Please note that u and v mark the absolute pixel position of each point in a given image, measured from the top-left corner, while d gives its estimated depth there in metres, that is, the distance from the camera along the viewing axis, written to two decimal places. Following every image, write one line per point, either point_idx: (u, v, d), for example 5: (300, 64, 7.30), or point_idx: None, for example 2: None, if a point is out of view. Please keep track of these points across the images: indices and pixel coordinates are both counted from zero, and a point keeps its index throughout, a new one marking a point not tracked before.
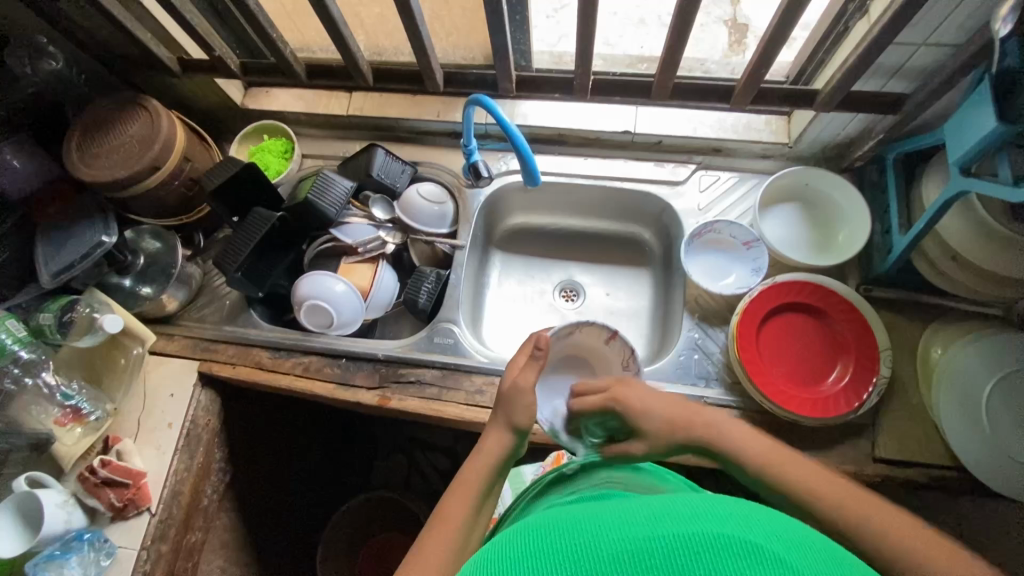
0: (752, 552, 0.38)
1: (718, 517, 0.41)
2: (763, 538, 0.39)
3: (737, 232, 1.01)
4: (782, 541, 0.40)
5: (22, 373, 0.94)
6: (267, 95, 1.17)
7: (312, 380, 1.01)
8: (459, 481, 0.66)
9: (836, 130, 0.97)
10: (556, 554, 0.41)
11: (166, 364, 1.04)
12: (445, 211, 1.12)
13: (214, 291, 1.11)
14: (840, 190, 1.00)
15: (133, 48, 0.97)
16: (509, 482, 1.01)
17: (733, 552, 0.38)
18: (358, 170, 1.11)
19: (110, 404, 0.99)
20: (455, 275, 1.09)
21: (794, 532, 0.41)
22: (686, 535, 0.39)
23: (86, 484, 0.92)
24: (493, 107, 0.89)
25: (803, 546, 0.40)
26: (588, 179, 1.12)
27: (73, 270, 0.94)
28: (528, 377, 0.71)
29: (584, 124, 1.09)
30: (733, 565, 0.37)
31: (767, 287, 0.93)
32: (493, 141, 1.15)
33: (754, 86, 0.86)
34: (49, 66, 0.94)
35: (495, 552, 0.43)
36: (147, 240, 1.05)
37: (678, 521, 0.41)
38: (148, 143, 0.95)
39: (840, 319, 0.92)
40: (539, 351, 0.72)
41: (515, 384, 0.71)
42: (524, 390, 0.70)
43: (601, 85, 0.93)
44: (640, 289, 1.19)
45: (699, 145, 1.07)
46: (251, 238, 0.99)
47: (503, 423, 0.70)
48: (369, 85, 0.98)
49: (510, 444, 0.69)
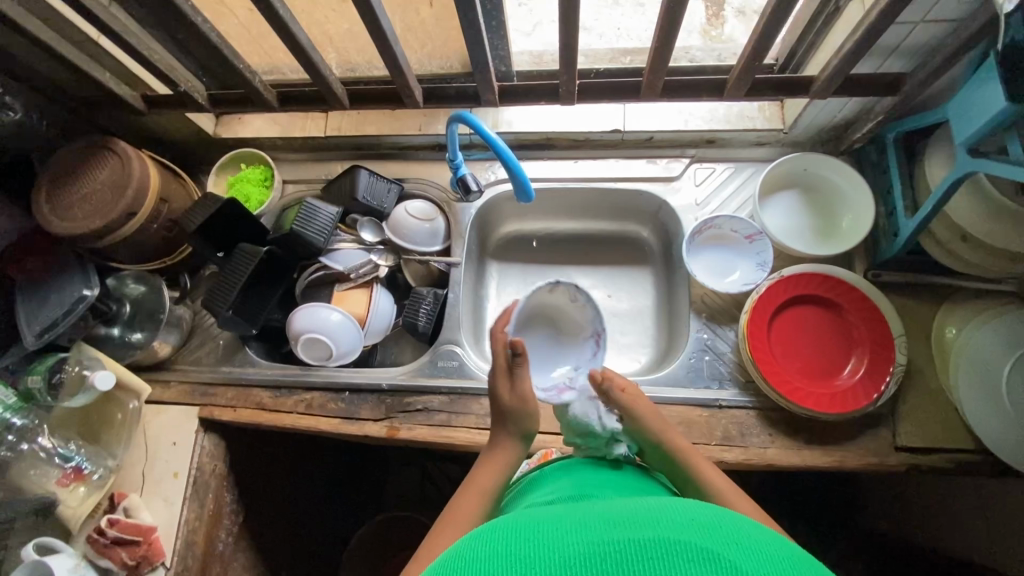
0: (705, 557, 0.39)
1: (672, 523, 0.42)
2: (719, 545, 0.40)
3: (739, 225, 0.99)
4: (733, 545, 0.40)
5: (18, 439, 0.91)
6: (240, 122, 1.12)
7: (317, 416, 0.99)
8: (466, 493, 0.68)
9: (831, 114, 0.94)
10: (511, 553, 0.41)
11: (165, 412, 1.01)
12: (436, 227, 1.08)
13: (207, 331, 1.07)
14: (840, 172, 0.97)
15: (94, 90, 0.92)
16: None
17: (685, 557, 0.39)
18: (342, 194, 1.07)
19: (111, 460, 0.96)
20: (453, 293, 1.06)
21: (742, 532, 0.42)
22: (641, 540, 0.40)
23: (96, 545, 0.89)
24: (476, 122, 0.85)
25: (753, 549, 0.40)
26: (579, 182, 1.08)
27: (57, 327, 0.90)
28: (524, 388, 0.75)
29: (571, 126, 1.05)
30: (681, 568, 0.38)
31: (775, 281, 0.91)
32: (479, 150, 1.11)
33: (749, 77, 0.81)
34: (9, 117, 0.89)
35: (455, 555, 0.44)
36: (130, 285, 1.02)
37: (631, 526, 0.42)
38: (120, 189, 0.91)
39: (852, 308, 0.90)
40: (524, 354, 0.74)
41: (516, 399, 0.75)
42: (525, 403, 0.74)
43: (588, 89, 0.87)
44: (642, 288, 1.16)
45: (691, 137, 1.04)
46: (239, 276, 0.96)
47: (513, 434, 0.75)
48: (345, 107, 0.93)
49: (519, 450, 0.75)
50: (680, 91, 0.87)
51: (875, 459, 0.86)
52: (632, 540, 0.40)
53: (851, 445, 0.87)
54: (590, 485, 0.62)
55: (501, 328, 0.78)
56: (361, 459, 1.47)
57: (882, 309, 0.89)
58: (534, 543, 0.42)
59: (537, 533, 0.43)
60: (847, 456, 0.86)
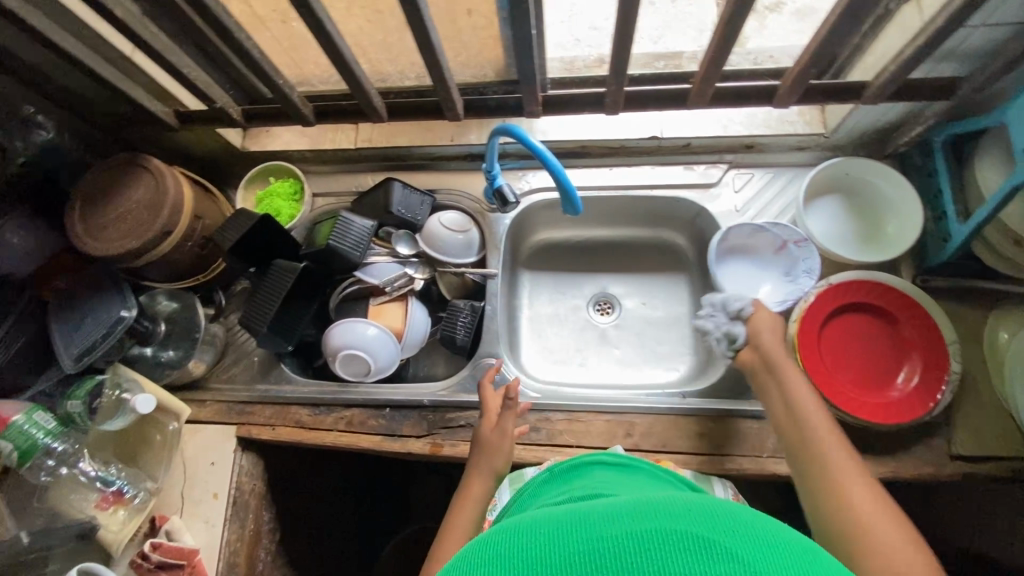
0: (706, 548, 0.35)
1: (676, 513, 0.38)
2: (717, 532, 0.36)
3: (761, 238, 0.99)
4: (744, 538, 0.36)
5: (57, 464, 0.90)
6: (267, 135, 1.11)
7: (358, 433, 0.97)
8: (448, 531, 0.75)
9: (876, 118, 0.93)
10: (496, 553, 0.38)
11: (202, 432, 1.00)
12: (471, 238, 1.06)
13: (241, 348, 1.06)
14: (883, 176, 0.95)
15: (126, 107, 0.91)
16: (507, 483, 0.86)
17: (680, 546, 0.35)
18: (375, 206, 1.05)
19: (150, 482, 0.94)
20: (490, 306, 1.05)
21: (754, 523, 0.37)
22: (629, 536, 0.36)
23: (140, 569, 0.88)
24: (522, 134, 0.84)
25: (767, 544, 0.36)
26: (614, 190, 1.05)
27: (95, 350, 0.89)
28: (503, 428, 0.86)
29: (606, 133, 1.03)
30: (678, 561, 0.34)
31: (824, 290, 0.90)
32: (511, 160, 1.10)
33: (802, 84, 0.79)
34: (39, 136, 0.89)
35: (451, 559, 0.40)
36: (162, 302, 1.01)
37: (632, 517, 0.38)
38: (156, 208, 0.89)
39: (904, 315, 0.89)
40: (511, 399, 0.88)
41: (493, 436, 0.86)
42: (502, 441, 0.85)
43: (634, 97, 0.85)
44: (677, 295, 1.15)
45: (730, 143, 1.02)
46: (276, 294, 0.94)
47: (487, 470, 0.83)
48: (383, 120, 0.92)
49: (493, 483, 0.82)
50: (728, 97, 0.85)
51: (931, 468, 0.85)
52: (624, 535, 0.36)
53: (906, 454, 0.86)
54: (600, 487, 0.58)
55: (486, 380, 0.93)
56: (390, 470, 1.45)
57: (933, 316, 0.88)
58: (519, 543, 0.38)
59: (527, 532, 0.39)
60: (902, 466, 0.85)
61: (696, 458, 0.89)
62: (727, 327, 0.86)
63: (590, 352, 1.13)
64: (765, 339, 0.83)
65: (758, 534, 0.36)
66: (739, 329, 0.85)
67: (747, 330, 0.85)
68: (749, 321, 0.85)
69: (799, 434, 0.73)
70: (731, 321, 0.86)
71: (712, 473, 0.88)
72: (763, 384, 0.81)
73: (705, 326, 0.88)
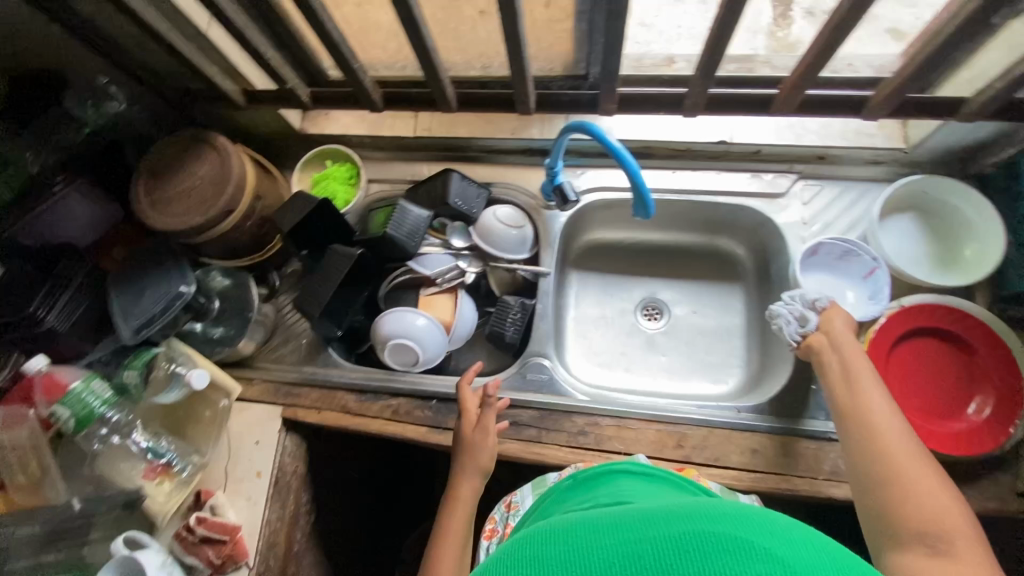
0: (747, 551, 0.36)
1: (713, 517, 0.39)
2: (756, 535, 0.37)
3: (852, 260, 0.93)
4: (782, 542, 0.37)
5: (110, 433, 0.90)
6: (327, 118, 1.10)
7: (403, 424, 0.97)
8: (442, 540, 0.80)
9: (963, 136, 0.89)
10: (535, 552, 0.39)
11: (249, 410, 1.00)
12: (525, 234, 1.05)
13: (289, 329, 1.06)
14: (962, 197, 0.91)
15: (197, 82, 0.91)
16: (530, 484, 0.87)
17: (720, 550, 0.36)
18: (432, 196, 1.04)
19: (197, 456, 0.95)
20: (542, 304, 1.03)
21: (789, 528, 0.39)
22: (668, 539, 0.37)
23: (183, 542, 0.88)
24: (601, 134, 0.81)
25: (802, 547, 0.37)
26: (675, 194, 1.03)
27: (152, 325, 0.90)
28: (486, 428, 0.89)
29: (673, 136, 1.01)
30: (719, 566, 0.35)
31: (896, 312, 0.87)
32: (571, 157, 1.08)
33: (897, 96, 0.77)
34: (111, 107, 0.90)
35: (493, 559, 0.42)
36: (216, 278, 1.00)
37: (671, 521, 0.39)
38: (220, 186, 0.89)
39: (978, 344, 0.85)
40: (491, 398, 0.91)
41: (476, 437, 0.88)
42: (485, 440, 0.88)
43: (716, 101, 0.83)
44: (730, 306, 1.12)
45: (802, 152, 0.99)
46: (332, 279, 0.94)
47: (472, 467, 0.86)
48: (453, 110, 0.92)
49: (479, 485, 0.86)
50: (813, 106, 0.82)
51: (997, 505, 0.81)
52: (661, 539, 0.37)
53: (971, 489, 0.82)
54: (627, 494, 0.59)
55: (467, 380, 0.94)
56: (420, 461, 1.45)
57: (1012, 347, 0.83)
58: (560, 546, 0.39)
59: (566, 536, 0.40)
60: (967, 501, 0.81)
61: (747, 475, 0.87)
62: (800, 314, 0.85)
63: (636, 357, 1.11)
64: (841, 333, 0.80)
65: (800, 543, 0.37)
66: (813, 319, 0.84)
67: (819, 321, 0.84)
68: (824, 313, 0.84)
69: (860, 417, 0.69)
70: (806, 309, 0.85)
71: (763, 492, 0.86)
72: (829, 373, 0.77)
73: (777, 309, 0.87)
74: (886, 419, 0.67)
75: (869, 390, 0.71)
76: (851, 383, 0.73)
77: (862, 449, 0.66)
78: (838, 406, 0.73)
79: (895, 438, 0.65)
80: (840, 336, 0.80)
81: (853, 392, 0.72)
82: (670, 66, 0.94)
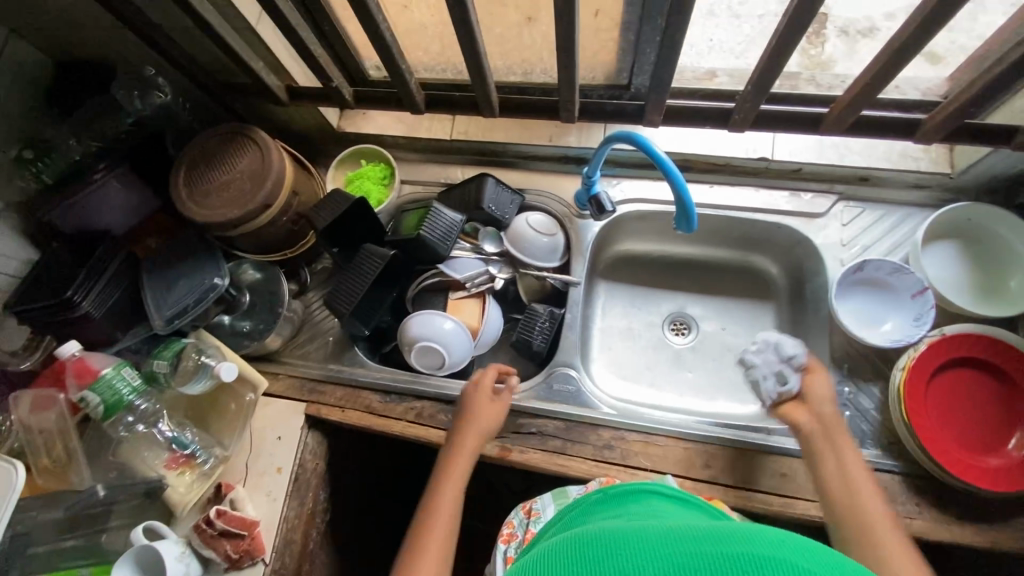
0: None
1: (764, 540, 0.37)
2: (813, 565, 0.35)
3: (902, 278, 0.90)
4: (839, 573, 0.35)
5: (136, 420, 0.91)
6: (364, 118, 1.11)
7: (426, 427, 0.96)
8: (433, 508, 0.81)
9: (1014, 164, 0.87)
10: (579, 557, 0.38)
11: (272, 405, 1.00)
12: (556, 242, 1.03)
13: (316, 326, 1.06)
14: (1009, 226, 0.89)
15: (242, 76, 0.91)
16: (551, 494, 0.86)
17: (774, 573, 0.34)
18: (465, 200, 1.04)
19: (219, 449, 0.95)
20: (570, 314, 1.02)
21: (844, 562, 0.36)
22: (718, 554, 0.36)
23: (203, 535, 0.86)
24: (647, 144, 0.80)
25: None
26: (710, 210, 1.01)
27: (185, 315, 0.91)
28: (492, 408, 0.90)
29: (711, 150, 1.00)
30: None
31: (937, 340, 0.84)
32: (607, 167, 1.07)
33: (953, 122, 0.76)
34: (157, 98, 0.90)
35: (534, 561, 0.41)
36: (248, 270, 1.01)
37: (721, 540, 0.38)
38: (259, 180, 0.89)
39: (1022, 377, 0.82)
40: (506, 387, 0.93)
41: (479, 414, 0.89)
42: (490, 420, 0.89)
43: (763, 117, 0.83)
44: (760, 325, 1.10)
45: (845, 174, 0.97)
46: (364, 277, 0.94)
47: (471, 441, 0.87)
48: (494, 114, 0.90)
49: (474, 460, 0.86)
50: (863, 126, 0.81)
51: None
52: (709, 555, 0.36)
53: (1014, 527, 0.79)
54: (662, 513, 0.56)
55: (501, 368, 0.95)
56: None
57: None
58: (602, 550, 0.38)
59: (609, 541, 0.39)
60: (1009, 539, 0.79)
61: (776, 500, 0.85)
62: (779, 370, 0.84)
63: (662, 373, 1.10)
64: (820, 400, 0.80)
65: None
66: (792, 378, 0.83)
67: (801, 382, 0.83)
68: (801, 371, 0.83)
69: (856, 512, 0.71)
70: (783, 365, 0.84)
71: (791, 518, 0.84)
72: (812, 446, 0.78)
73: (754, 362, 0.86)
74: (870, 504, 0.72)
75: (861, 485, 0.73)
76: (843, 473, 0.75)
77: (861, 546, 0.69)
78: (827, 495, 0.75)
79: (881, 525, 0.70)
80: (819, 404, 0.80)
81: (845, 483, 0.74)
82: (712, 79, 0.94)
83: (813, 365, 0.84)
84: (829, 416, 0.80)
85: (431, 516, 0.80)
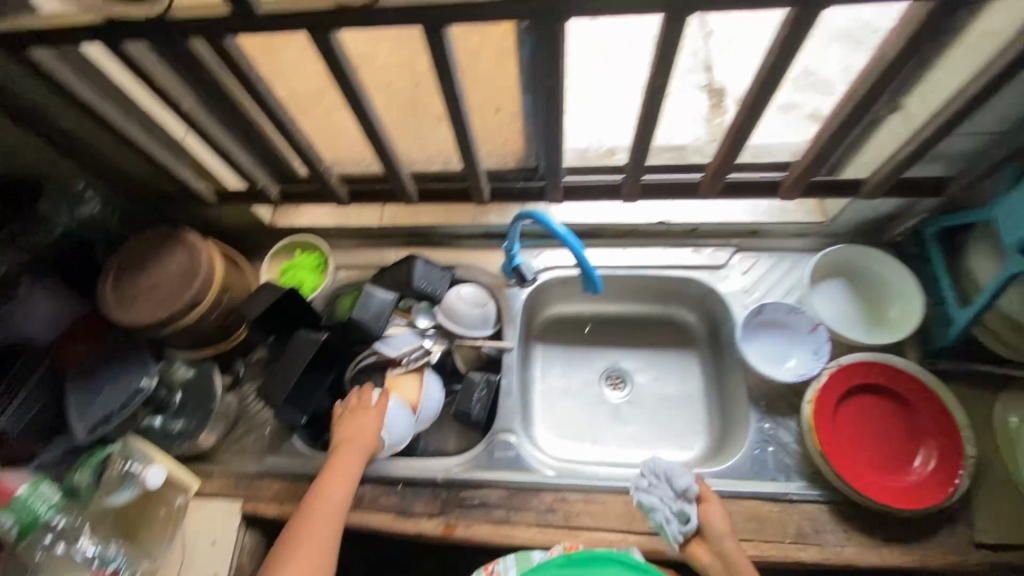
0: None
1: None
2: None
3: (797, 317, 0.99)
4: None
5: (55, 541, 0.85)
6: (298, 212, 1.16)
7: (368, 512, 0.95)
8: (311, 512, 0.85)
9: (872, 211, 0.99)
10: None
11: (206, 506, 0.96)
12: (488, 312, 1.09)
13: (252, 418, 1.04)
14: (881, 262, 1.01)
15: (170, 183, 0.96)
16: (512, 555, 0.86)
17: None
18: (397, 280, 1.09)
19: (147, 562, 0.91)
20: (506, 379, 1.05)
21: None
22: None
23: None
24: (548, 222, 0.91)
25: None
26: (627, 269, 1.11)
27: (110, 421, 0.90)
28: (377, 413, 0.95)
29: (618, 218, 1.10)
30: None
31: (836, 370, 0.92)
32: (529, 239, 1.15)
33: (803, 181, 0.88)
34: (86, 210, 0.93)
35: None
36: (180, 368, 1.00)
37: None
38: (188, 279, 0.92)
39: (916, 397, 0.90)
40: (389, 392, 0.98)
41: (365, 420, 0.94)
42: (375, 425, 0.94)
43: (649, 186, 0.93)
44: (688, 372, 1.17)
45: (736, 229, 1.09)
46: (298, 364, 0.96)
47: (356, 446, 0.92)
48: (412, 199, 0.98)
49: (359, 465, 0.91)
50: (735, 189, 0.92)
51: (957, 557, 0.83)
52: None
53: (931, 542, 0.84)
54: None
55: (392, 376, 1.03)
56: None
57: (944, 399, 0.89)
58: None
59: None
60: (928, 555, 0.83)
61: None
62: (676, 507, 0.82)
63: (602, 429, 1.13)
64: (718, 537, 0.80)
65: None
66: (691, 515, 0.81)
67: (699, 516, 0.82)
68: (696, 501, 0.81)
69: None
70: (677, 498, 0.82)
71: None
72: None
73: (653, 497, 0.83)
74: None
75: None
76: None
77: None
78: None
79: None
80: (718, 541, 0.80)
81: None
82: (612, 156, 1.02)
83: (706, 496, 0.83)
84: (725, 547, 0.79)
85: (309, 518, 0.84)
